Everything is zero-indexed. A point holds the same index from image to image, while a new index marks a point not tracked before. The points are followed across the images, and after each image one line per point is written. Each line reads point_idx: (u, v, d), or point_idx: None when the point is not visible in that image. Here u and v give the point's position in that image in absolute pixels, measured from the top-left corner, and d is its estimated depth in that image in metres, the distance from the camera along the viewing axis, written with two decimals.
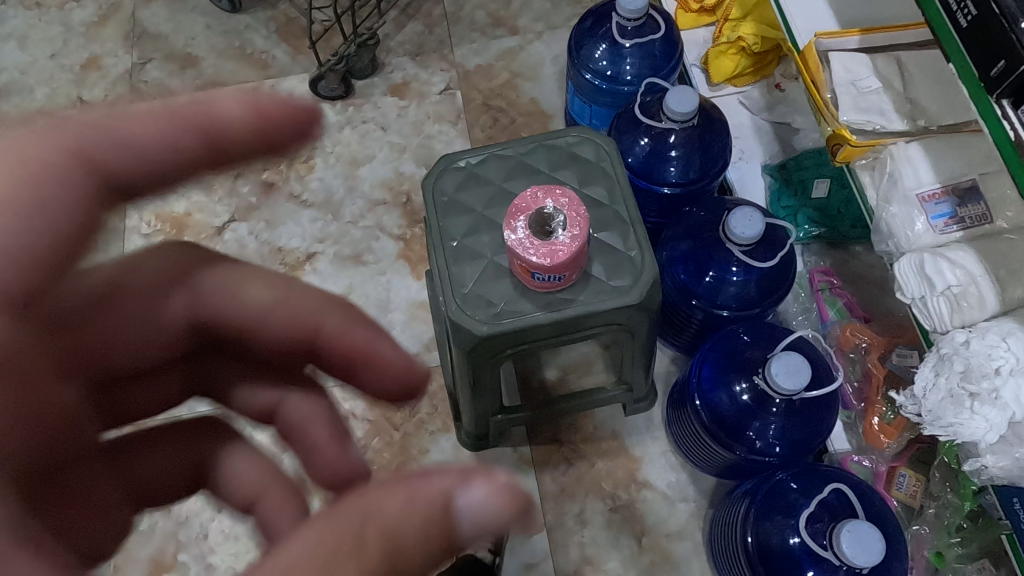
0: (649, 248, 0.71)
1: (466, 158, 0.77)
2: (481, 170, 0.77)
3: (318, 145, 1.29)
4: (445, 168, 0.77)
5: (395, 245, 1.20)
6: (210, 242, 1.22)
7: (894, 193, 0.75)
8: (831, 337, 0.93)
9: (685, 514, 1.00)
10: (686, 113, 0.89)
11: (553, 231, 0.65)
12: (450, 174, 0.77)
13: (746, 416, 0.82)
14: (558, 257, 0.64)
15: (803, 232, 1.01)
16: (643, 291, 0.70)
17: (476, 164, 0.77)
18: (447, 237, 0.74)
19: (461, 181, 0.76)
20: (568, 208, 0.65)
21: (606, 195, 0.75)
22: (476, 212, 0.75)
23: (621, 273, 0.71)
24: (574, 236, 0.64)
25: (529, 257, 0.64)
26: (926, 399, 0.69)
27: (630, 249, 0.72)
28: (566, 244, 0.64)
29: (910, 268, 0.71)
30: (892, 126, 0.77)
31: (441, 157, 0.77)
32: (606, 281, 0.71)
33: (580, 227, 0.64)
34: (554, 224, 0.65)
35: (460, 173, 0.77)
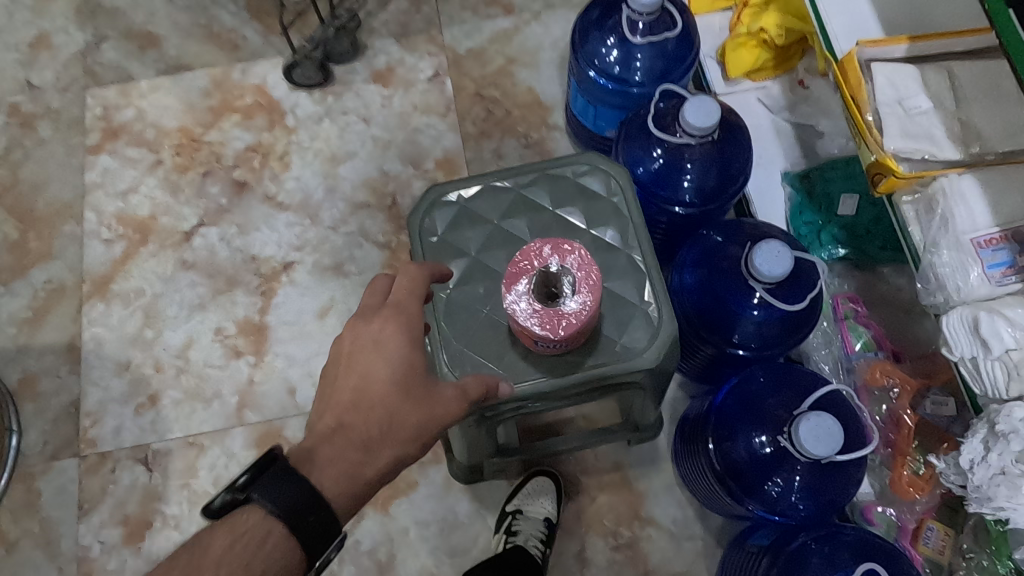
0: (668, 303, 0.62)
1: (457, 190, 0.67)
2: (474, 206, 0.67)
3: (294, 140, 1.17)
4: (433, 202, 0.67)
5: (380, 253, 1.10)
6: (177, 250, 1.12)
7: (944, 235, 0.66)
8: (857, 371, 0.85)
9: (692, 553, 0.94)
10: (705, 129, 0.79)
11: (561, 297, 0.55)
12: (438, 211, 0.67)
13: (765, 476, 0.74)
14: (564, 327, 0.54)
15: (827, 253, 0.92)
16: (661, 352, 0.62)
17: (468, 199, 0.67)
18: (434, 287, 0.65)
19: (451, 219, 0.67)
20: (580, 266, 0.56)
21: (618, 236, 0.66)
22: (471, 256, 0.66)
23: (634, 331, 0.63)
24: (585, 304, 0.55)
25: (530, 326, 0.55)
26: (974, 473, 0.62)
27: (646, 300, 0.63)
28: (576, 311, 0.55)
29: (962, 325, 0.63)
30: (946, 154, 0.67)
31: (428, 190, 0.68)
32: (619, 339, 0.63)
33: (591, 291, 0.55)
34: (560, 284, 0.56)
35: (450, 209, 0.67)
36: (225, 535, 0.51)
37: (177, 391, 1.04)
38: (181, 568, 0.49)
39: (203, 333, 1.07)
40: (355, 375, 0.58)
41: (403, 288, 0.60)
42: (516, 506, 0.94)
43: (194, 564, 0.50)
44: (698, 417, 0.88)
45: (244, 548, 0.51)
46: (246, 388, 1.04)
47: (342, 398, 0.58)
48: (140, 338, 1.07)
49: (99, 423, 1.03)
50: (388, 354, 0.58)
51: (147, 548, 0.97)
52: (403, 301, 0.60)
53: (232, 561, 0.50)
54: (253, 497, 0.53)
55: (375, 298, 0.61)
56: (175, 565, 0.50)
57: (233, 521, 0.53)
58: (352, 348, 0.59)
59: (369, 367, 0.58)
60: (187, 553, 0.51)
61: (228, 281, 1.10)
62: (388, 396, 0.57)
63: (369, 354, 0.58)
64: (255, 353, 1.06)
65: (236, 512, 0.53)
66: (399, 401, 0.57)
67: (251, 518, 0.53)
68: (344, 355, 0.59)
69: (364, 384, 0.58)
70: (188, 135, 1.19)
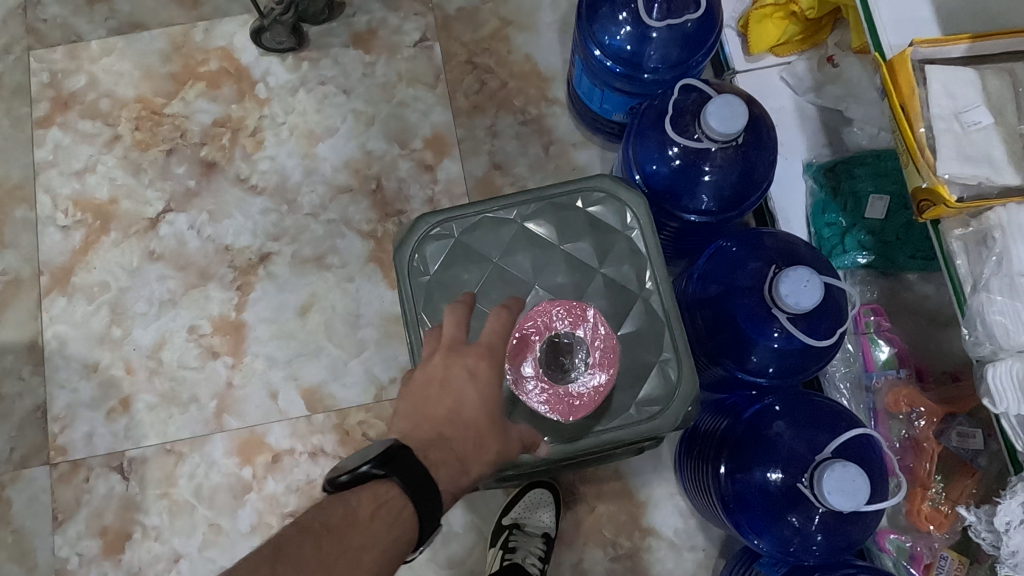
0: (685, 355, 0.64)
1: (455, 224, 0.69)
2: (471, 240, 0.69)
3: (266, 113, 1.06)
4: (427, 234, 0.69)
5: (364, 244, 1.02)
6: (142, 238, 1.03)
7: (997, 277, 0.60)
8: (877, 393, 0.81)
9: (692, 564, 0.92)
10: (730, 135, 0.69)
11: (574, 373, 0.60)
12: (434, 243, 0.69)
13: (778, 519, 0.69)
14: (578, 409, 0.59)
15: (849, 260, 0.86)
16: (679, 414, 0.63)
17: (465, 233, 0.69)
18: (423, 320, 0.67)
19: (446, 253, 0.69)
20: (595, 347, 0.61)
21: (633, 275, 0.67)
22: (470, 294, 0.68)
23: (643, 381, 0.65)
24: (598, 384, 0.60)
25: (540, 405, 0.59)
26: (1009, 537, 0.58)
27: (663, 355, 0.65)
28: (588, 388, 0.60)
29: (1011, 381, 0.57)
30: (1007, 179, 0.59)
31: (420, 219, 0.69)
32: (635, 398, 0.65)
33: (608, 370, 0.60)
34: (574, 360, 0.60)
35: (442, 241, 0.69)
36: (370, 501, 0.48)
37: (151, 395, 0.98)
38: (337, 522, 0.46)
39: (177, 332, 1.00)
40: (448, 398, 0.55)
41: (498, 324, 0.58)
42: (514, 520, 0.90)
43: (348, 520, 0.47)
44: (707, 434, 0.82)
45: (387, 517, 0.48)
46: (224, 391, 0.98)
47: (435, 415, 0.55)
48: (108, 337, 1.00)
49: (69, 429, 0.97)
50: (483, 386, 0.56)
51: (128, 560, 0.93)
52: (496, 336, 0.57)
53: (380, 528, 0.47)
54: (391, 471, 0.50)
55: (462, 328, 0.58)
56: (327, 520, 0.46)
57: (370, 490, 0.49)
58: (444, 374, 0.56)
59: (462, 394, 0.55)
60: (334, 511, 0.47)
61: (200, 274, 1.01)
62: (482, 422, 0.55)
63: (463, 383, 0.55)
64: (233, 354, 0.99)
65: (372, 483, 0.50)
66: (488, 430, 0.56)
67: (390, 489, 0.49)
68: (434, 380, 0.56)
69: (457, 408, 0.55)
70: (148, 107, 1.07)
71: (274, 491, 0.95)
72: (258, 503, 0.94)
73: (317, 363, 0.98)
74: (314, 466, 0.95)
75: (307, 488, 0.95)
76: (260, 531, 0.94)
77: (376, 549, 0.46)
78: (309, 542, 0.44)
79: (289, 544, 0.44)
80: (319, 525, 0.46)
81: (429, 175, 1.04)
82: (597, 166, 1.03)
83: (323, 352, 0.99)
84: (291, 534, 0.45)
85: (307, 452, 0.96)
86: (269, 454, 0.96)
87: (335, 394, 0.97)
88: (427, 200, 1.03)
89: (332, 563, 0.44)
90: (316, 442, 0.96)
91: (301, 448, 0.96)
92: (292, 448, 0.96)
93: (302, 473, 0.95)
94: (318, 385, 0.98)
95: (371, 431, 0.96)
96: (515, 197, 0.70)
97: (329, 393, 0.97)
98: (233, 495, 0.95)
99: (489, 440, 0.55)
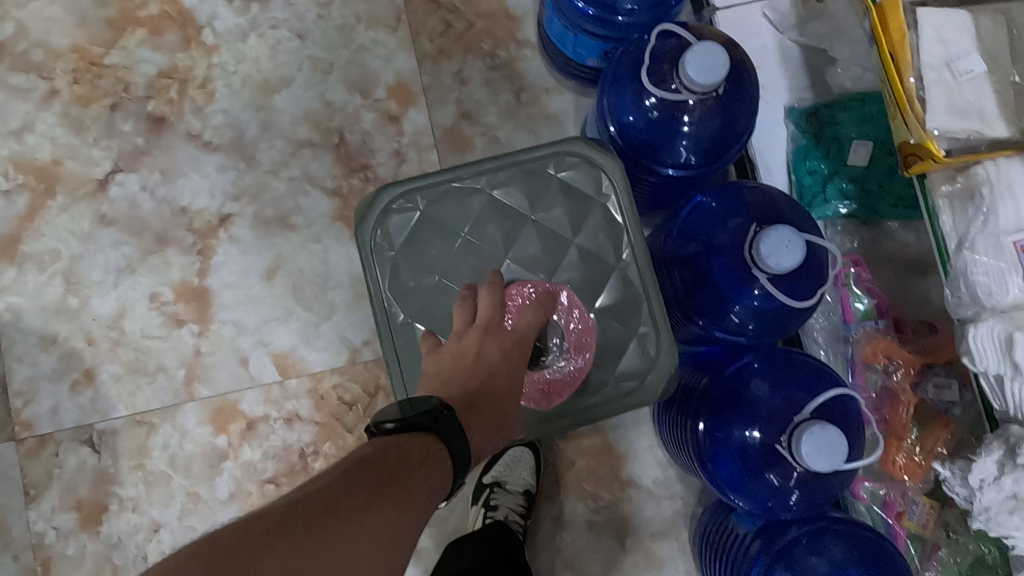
0: (664, 330, 0.66)
1: (416, 198, 0.69)
2: (435, 213, 0.69)
3: (216, 62, 0.99)
4: (386, 208, 0.68)
5: (329, 202, 0.97)
6: (92, 202, 0.97)
7: (983, 235, 0.58)
8: (854, 344, 0.81)
9: (671, 512, 0.93)
10: (710, 86, 0.65)
11: (553, 359, 0.66)
12: (394, 217, 0.68)
13: (756, 479, 0.69)
14: (555, 393, 0.65)
15: (830, 209, 0.84)
16: (658, 390, 0.66)
17: (429, 205, 0.69)
18: (389, 300, 0.68)
19: (410, 227, 0.69)
20: (572, 333, 0.66)
21: (609, 245, 0.68)
22: (438, 271, 0.68)
23: (622, 354, 0.67)
24: (578, 365, 0.66)
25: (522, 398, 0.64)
26: (982, 494, 0.59)
27: (642, 329, 0.66)
28: (566, 372, 0.66)
29: (991, 341, 0.57)
30: (996, 132, 0.57)
31: (377, 192, 0.68)
32: (612, 373, 0.67)
33: (583, 354, 0.66)
34: (551, 345, 0.66)
35: (404, 214, 0.69)
36: (419, 448, 0.51)
37: (116, 365, 0.95)
38: (395, 459, 0.49)
39: (138, 300, 0.95)
40: (482, 371, 0.59)
41: (531, 314, 0.63)
42: (494, 479, 0.91)
43: (400, 460, 0.50)
44: (685, 388, 0.81)
45: (431, 467, 0.51)
46: (192, 360, 0.95)
47: (470, 383, 0.58)
48: (65, 308, 0.95)
49: (33, 404, 0.93)
50: (513, 368, 0.60)
51: (106, 532, 0.92)
52: (526, 327, 0.63)
53: (427, 473, 0.50)
54: (437, 428, 0.53)
55: (497, 312, 0.62)
56: (384, 457, 0.49)
57: (418, 440, 0.52)
58: (479, 350, 0.60)
59: (495, 371, 0.59)
60: (390, 452, 0.50)
61: (157, 238, 0.96)
62: (509, 396, 0.59)
63: (498, 363, 0.60)
64: (198, 321, 0.95)
65: (417, 434, 0.52)
66: (512, 408, 0.59)
67: (435, 443, 0.52)
68: (468, 354, 0.59)
69: (491, 381, 0.58)
70: (86, 57, 0.98)
71: (251, 458, 0.93)
72: (236, 470, 0.93)
73: (287, 327, 0.95)
74: (290, 432, 0.94)
75: (285, 454, 0.94)
76: (240, 498, 0.93)
77: (423, 492, 0.49)
78: (373, 469, 0.48)
79: (357, 472, 0.47)
80: (378, 459, 0.49)
81: (395, 127, 0.98)
82: (571, 112, 0.99)
83: (293, 316, 0.95)
84: (358, 463, 0.48)
85: (282, 418, 0.94)
86: (244, 421, 0.94)
87: (307, 358, 0.95)
88: (394, 153, 0.98)
89: (393, 487, 0.48)
90: (291, 408, 0.94)
91: (276, 414, 0.94)
92: (267, 415, 0.94)
93: (278, 439, 0.94)
94: (289, 350, 0.95)
95: (346, 394, 0.94)
96: (481, 166, 0.69)
97: (301, 358, 0.95)
98: (209, 464, 0.93)
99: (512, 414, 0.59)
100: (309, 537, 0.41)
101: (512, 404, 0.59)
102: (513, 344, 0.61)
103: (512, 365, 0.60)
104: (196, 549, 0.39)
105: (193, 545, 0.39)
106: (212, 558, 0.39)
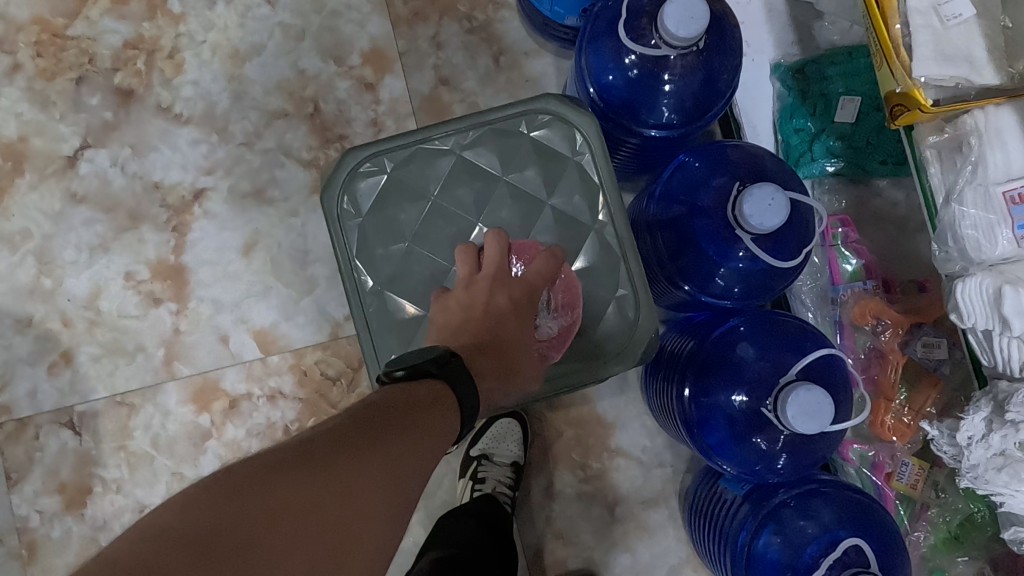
0: (644, 293, 0.64)
1: (384, 160, 0.67)
2: (404, 176, 0.67)
3: (183, 31, 0.96)
4: (353, 172, 0.67)
5: (306, 173, 0.95)
6: (61, 179, 0.94)
7: (971, 187, 0.56)
8: (843, 305, 0.79)
9: (661, 480, 0.92)
10: (690, 39, 0.62)
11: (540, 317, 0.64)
12: (362, 181, 0.67)
13: (744, 442, 0.68)
14: (548, 353, 0.64)
15: (817, 167, 0.82)
16: (641, 351, 0.65)
17: (397, 168, 0.67)
18: (357, 266, 0.66)
19: (377, 191, 0.67)
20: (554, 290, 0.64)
21: (585, 206, 0.66)
22: (406, 237, 0.66)
23: (603, 318, 0.65)
24: (564, 323, 0.64)
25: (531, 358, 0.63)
26: (971, 451, 0.58)
27: (620, 292, 0.65)
28: (555, 331, 0.64)
29: (979, 296, 0.55)
30: (985, 79, 0.54)
31: (344, 156, 0.67)
32: (589, 338, 0.65)
33: (569, 312, 0.64)
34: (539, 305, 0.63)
35: (371, 177, 0.67)
36: (427, 392, 0.52)
37: (93, 346, 0.93)
38: (403, 403, 0.50)
39: (113, 279, 0.93)
40: (490, 320, 0.59)
41: (541, 264, 0.62)
42: (482, 451, 0.90)
43: (408, 403, 0.51)
44: (672, 354, 0.79)
45: (438, 411, 0.52)
46: (172, 339, 0.93)
47: (479, 332, 0.59)
48: (38, 289, 0.93)
49: (10, 387, 0.92)
50: (522, 315, 0.61)
51: (91, 514, 0.91)
52: (536, 277, 0.62)
53: (438, 415, 0.51)
54: (446, 374, 0.54)
55: (504, 259, 0.62)
56: (394, 399, 0.51)
57: (427, 385, 0.53)
58: (487, 301, 0.60)
59: (503, 319, 0.60)
60: (398, 396, 0.51)
61: (130, 215, 0.94)
62: (517, 344, 0.60)
63: (507, 310, 0.60)
64: (176, 299, 0.93)
65: (426, 380, 0.53)
66: (521, 355, 0.61)
67: (444, 389, 0.53)
68: (478, 303, 0.60)
69: (499, 329, 0.59)
70: (48, 29, 0.95)
71: (235, 437, 0.92)
72: (220, 449, 0.92)
73: (267, 303, 0.93)
74: (273, 409, 0.92)
75: (269, 432, 0.92)
76: None
77: (431, 437, 0.50)
78: (381, 412, 0.49)
79: (366, 412, 0.49)
80: (386, 403, 0.50)
81: (371, 95, 0.95)
82: (552, 76, 0.96)
83: (272, 292, 0.93)
84: (365, 406, 0.50)
85: (265, 395, 0.93)
86: (226, 399, 0.93)
87: (288, 334, 0.93)
88: (371, 122, 0.95)
89: (401, 430, 0.48)
90: (274, 384, 0.93)
91: (258, 391, 0.92)
92: (249, 393, 0.92)
93: (262, 417, 0.92)
94: (270, 326, 0.93)
95: (330, 370, 0.93)
96: (451, 126, 0.67)
97: (282, 334, 0.93)
98: (193, 443, 0.92)
99: (520, 362, 0.60)
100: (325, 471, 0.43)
101: (522, 350, 0.61)
102: (524, 293, 0.61)
103: (521, 316, 0.61)
104: (208, 481, 0.41)
105: (206, 478, 0.42)
106: (221, 490, 0.40)
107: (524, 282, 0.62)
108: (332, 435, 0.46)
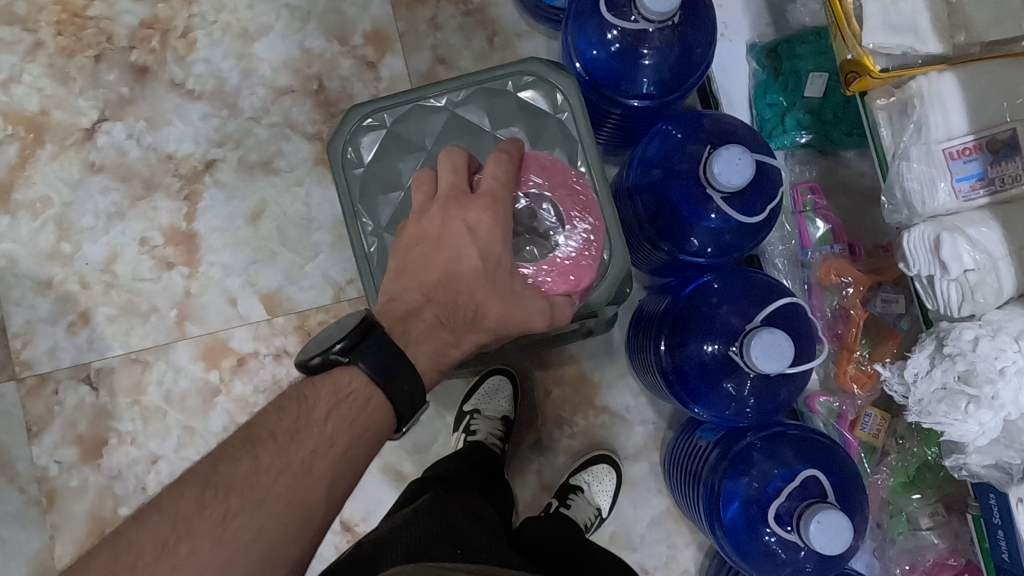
0: (618, 239, 0.70)
1: (384, 115, 0.73)
2: (402, 130, 0.73)
3: (196, 12, 1.01)
4: (356, 126, 0.73)
5: (310, 146, 1.00)
6: (80, 150, 1.00)
7: (915, 145, 0.62)
8: (812, 267, 0.85)
9: (643, 436, 0.98)
10: (665, 14, 0.68)
11: (558, 236, 0.66)
12: (363, 134, 0.73)
13: (715, 386, 0.73)
14: (584, 258, 0.66)
15: (789, 139, 0.87)
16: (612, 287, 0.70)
17: (396, 123, 0.73)
18: (359, 212, 0.72)
19: (378, 144, 0.73)
20: (560, 199, 0.67)
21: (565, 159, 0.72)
22: (403, 185, 0.72)
23: None
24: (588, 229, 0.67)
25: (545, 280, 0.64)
26: (916, 388, 0.63)
27: None
28: (574, 245, 0.66)
29: (922, 243, 0.61)
30: (929, 48, 0.60)
31: (348, 112, 0.73)
32: None
33: (587, 216, 0.67)
34: (551, 218, 0.66)
35: (373, 131, 0.73)
36: (324, 404, 0.54)
37: (109, 307, 0.98)
38: (285, 432, 0.52)
39: (128, 244, 0.99)
40: (446, 255, 0.59)
41: (497, 175, 0.60)
42: (473, 407, 0.95)
43: (277, 441, 0.51)
44: (651, 313, 0.85)
45: (324, 430, 0.53)
46: (183, 300, 0.99)
47: (431, 273, 0.60)
48: (58, 253, 0.99)
49: (31, 344, 0.97)
50: (478, 243, 0.59)
51: (107, 464, 0.97)
52: (497, 193, 0.60)
53: (334, 429, 0.53)
54: (354, 360, 0.55)
55: (460, 177, 0.61)
56: (275, 428, 0.52)
57: (331, 383, 0.55)
58: (442, 228, 0.59)
59: (458, 253, 0.59)
60: (285, 418, 0.53)
61: (145, 184, 1.00)
62: (476, 279, 0.59)
63: (460, 237, 0.59)
64: (187, 263, 0.99)
65: (335, 374, 0.55)
66: (487, 288, 0.59)
67: (350, 380, 0.55)
68: (433, 233, 0.60)
69: (455, 263, 0.59)
70: (68, 9, 1.00)
71: (243, 393, 0.98)
72: (228, 405, 0.98)
73: (273, 268, 0.99)
74: (278, 367, 0.98)
75: (274, 388, 0.98)
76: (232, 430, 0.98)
77: (304, 475, 0.50)
78: (247, 458, 0.50)
79: (232, 455, 0.50)
80: (267, 434, 0.52)
81: (372, 73, 1.01)
82: (543, 56, 1.02)
83: (278, 257, 0.99)
84: (237, 446, 0.51)
85: (271, 354, 0.98)
86: (234, 357, 0.98)
87: (293, 297, 0.99)
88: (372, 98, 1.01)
89: (269, 470, 0.50)
90: (279, 344, 0.98)
91: (265, 350, 0.98)
92: (256, 351, 0.98)
93: (267, 374, 0.98)
94: (275, 290, 0.99)
95: None
96: (445, 85, 0.73)
97: (287, 297, 0.99)
98: (203, 398, 0.98)
99: (484, 298, 0.59)
100: (186, 555, 0.46)
101: (490, 279, 0.59)
102: (477, 220, 0.59)
103: (476, 251, 0.59)
104: None
105: None
106: None
107: (473, 219, 0.59)
108: (175, 509, 0.47)
